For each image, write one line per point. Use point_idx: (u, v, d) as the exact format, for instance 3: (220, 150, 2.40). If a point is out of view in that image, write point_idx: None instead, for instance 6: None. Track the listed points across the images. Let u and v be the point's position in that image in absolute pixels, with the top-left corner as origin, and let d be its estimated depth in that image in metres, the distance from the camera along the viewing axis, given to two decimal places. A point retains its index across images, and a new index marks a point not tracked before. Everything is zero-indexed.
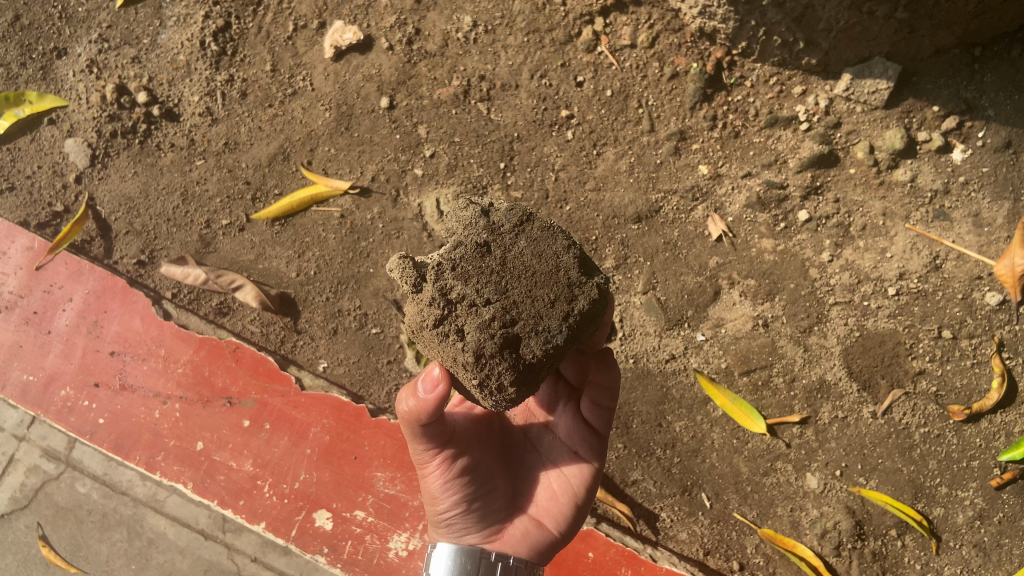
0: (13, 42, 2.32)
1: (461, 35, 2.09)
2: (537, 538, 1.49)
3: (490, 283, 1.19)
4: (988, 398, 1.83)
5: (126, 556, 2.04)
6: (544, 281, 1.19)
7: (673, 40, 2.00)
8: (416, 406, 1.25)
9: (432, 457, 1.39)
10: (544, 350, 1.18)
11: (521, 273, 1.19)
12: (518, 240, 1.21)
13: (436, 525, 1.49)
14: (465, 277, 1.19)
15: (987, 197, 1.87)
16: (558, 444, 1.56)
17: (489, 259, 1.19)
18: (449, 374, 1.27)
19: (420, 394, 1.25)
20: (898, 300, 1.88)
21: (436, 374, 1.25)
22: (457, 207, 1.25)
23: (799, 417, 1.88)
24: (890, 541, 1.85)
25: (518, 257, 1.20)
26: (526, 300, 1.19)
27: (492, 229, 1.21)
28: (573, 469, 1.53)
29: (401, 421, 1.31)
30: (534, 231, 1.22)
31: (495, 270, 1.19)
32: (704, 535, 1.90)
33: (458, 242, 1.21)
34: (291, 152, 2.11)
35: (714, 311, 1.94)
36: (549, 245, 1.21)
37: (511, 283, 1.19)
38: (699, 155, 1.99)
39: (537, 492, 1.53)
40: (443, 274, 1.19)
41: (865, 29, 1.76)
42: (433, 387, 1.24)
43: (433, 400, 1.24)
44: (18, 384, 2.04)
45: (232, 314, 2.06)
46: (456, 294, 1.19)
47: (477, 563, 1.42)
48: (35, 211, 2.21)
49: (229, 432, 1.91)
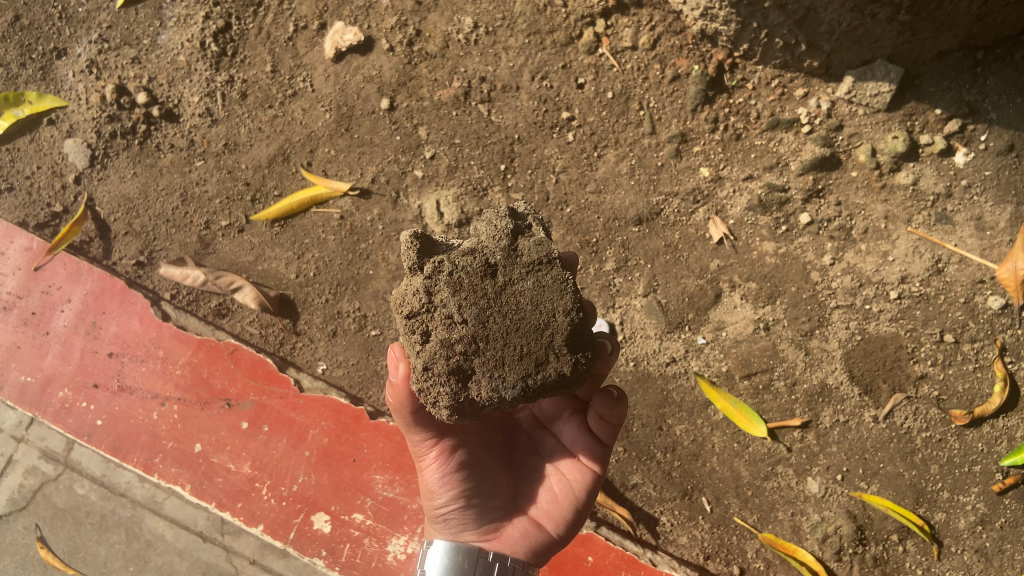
0: (13, 42, 2.32)
1: (462, 36, 2.09)
2: (535, 539, 1.47)
3: (469, 298, 1.17)
4: (990, 402, 1.82)
5: (124, 558, 2.03)
6: (521, 325, 1.17)
7: (675, 42, 1.99)
8: (395, 392, 1.27)
9: (428, 449, 1.39)
10: (489, 396, 1.17)
11: (509, 311, 1.17)
12: (527, 279, 1.18)
13: (433, 521, 1.50)
14: (456, 287, 1.17)
15: (990, 201, 1.86)
16: (561, 447, 1.54)
17: (489, 282, 1.18)
18: (406, 353, 1.26)
19: (393, 379, 1.26)
20: (900, 304, 1.87)
21: (395, 355, 1.25)
22: (495, 215, 1.23)
23: (800, 421, 1.88)
24: (892, 546, 1.84)
25: (511, 289, 1.18)
26: (500, 340, 1.17)
27: (507, 255, 1.19)
28: (574, 473, 1.51)
29: (395, 411, 1.33)
30: (543, 276, 1.19)
31: (488, 295, 1.17)
32: (704, 540, 1.89)
33: (471, 250, 1.20)
34: (291, 153, 2.11)
35: (714, 314, 1.93)
36: (552, 300, 1.18)
37: (492, 313, 1.17)
38: (700, 158, 1.98)
39: (536, 493, 1.52)
40: (439, 274, 1.18)
41: (867, 31, 1.75)
42: (397, 369, 1.25)
43: (399, 381, 1.24)
44: (16, 385, 2.03)
45: (231, 316, 2.06)
46: (437, 298, 1.18)
47: (474, 562, 1.42)
48: (35, 211, 2.20)
49: (227, 434, 1.90)
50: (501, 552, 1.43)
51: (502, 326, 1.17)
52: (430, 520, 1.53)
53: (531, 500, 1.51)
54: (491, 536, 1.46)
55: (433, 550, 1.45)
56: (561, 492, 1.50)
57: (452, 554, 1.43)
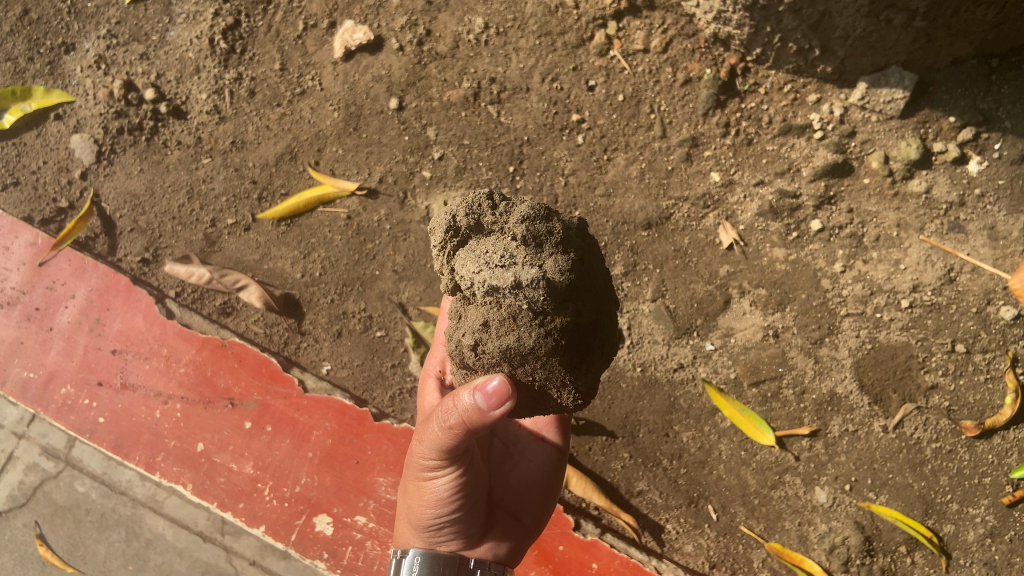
0: (21, 36, 2.31)
1: (472, 37, 2.07)
2: (515, 535, 1.54)
3: (592, 302, 1.12)
4: (1002, 414, 1.80)
5: (124, 556, 2.01)
6: (612, 299, 1.21)
7: (687, 45, 1.98)
8: (477, 415, 1.09)
9: (449, 465, 1.29)
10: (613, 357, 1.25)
11: (601, 288, 1.17)
12: (589, 251, 1.16)
13: (417, 530, 1.42)
14: (578, 296, 1.09)
15: (1002, 210, 1.84)
16: (525, 435, 1.68)
17: (585, 275, 1.11)
18: (512, 386, 1.06)
19: (483, 407, 1.07)
20: (911, 312, 1.85)
21: (503, 387, 1.05)
22: (536, 217, 1.07)
23: (809, 429, 1.86)
24: (900, 558, 1.82)
25: (598, 270, 1.18)
26: (609, 317, 1.19)
27: (577, 240, 1.12)
28: (542, 458, 1.65)
29: (443, 424, 1.15)
30: (593, 245, 1.19)
31: (591, 286, 1.13)
32: (709, 548, 1.87)
33: (563, 257, 1.06)
34: (299, 152, 2.10)
35: (723, 321, 1.91)
36: (602, 258, 1.21)
37: (602, 300, 1.16)
38: (711, 162, 1.97)
39: (510, 485, 1.61)
40: (566, 294, 1.06)
41: (882, 37, 1.73)
42: (498, 403, 1.06)
43: (496, 414, 1.07)
44: (18, 381, 2.02)
45: (235, 314, 2.04)
46: (585, 313, 1.10)
47: (457, 569, 1.41)
48: (40, 207, 2.19)
49: (230, 434, 1.88)
50: (483, 558, 1.45)
51: (612, 309, 1.21)
52: (409, 528, 1.44)
53: (506, 494, 1.59)
54: (477, 538, 1.47)
55: (410, 559, 1.39)
56: (534, 479, 1.63)
57: (431, 566, 1.39)
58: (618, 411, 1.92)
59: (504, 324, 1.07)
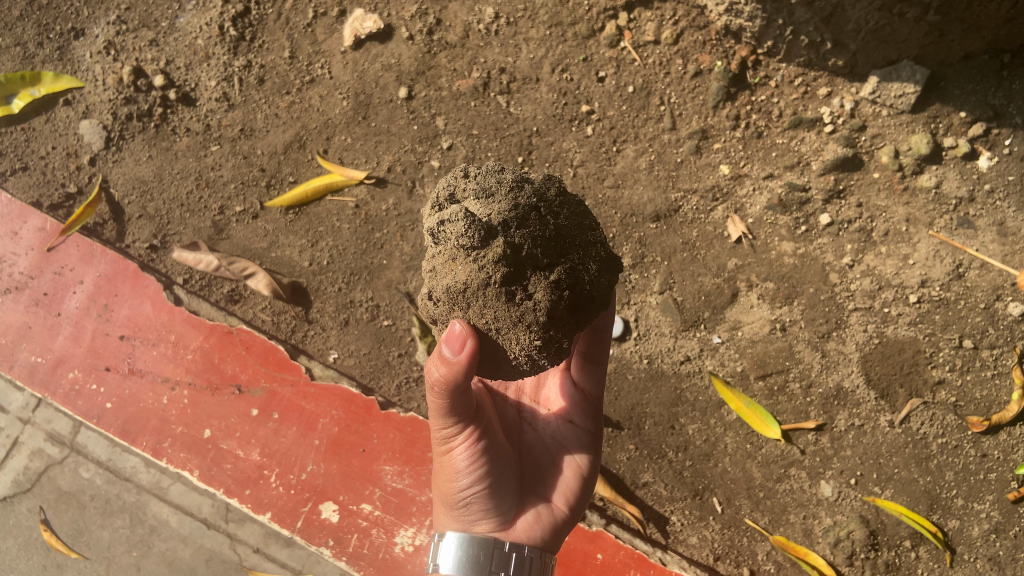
0: (30, 21, 2.30)
1: (483, 26, 2.07)
2: (551, 520, 1.50)
3: (543, 242, 1.07)
4: (1009, 410, 1.79)
5: (128, 542, 2.02)
6: (587, 249, 1.13)
7: (698, 37, 1.97)
8: (448, 368, 1.09)
9: (456, 435, 1.31)
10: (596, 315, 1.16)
11: (573, 241, 1.11)
12: (561, 206, 1.12)
13: (451, 510, 1.45)
14: (523, 238, 1.05)
15: (1012, 206, 1.84)
16: (555, 417, 1.62)
17: (542, 222, 1.08)
18: (473, 328, 1.08)
19: (448, 356, 1.08)
20: (920, 307, 1.85)
21: (458, 329, 1.06)
22: (488, 172, 1.10)
23: (814, 423, 1.86)
24: (904, 552, 1.82)
25: (569, 221, 1.12)
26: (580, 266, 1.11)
27: (539, 194, 1.10)
28: (571, 437, 1.57)
29: (431, 386, 1.16)
30: (573, 202, 1.15)
31: (548, 233, 1.08)
32: (715, 540, 1.87)
33: (510, 204, 1.05)
34: (308, 140, 2.09)
35: (730, 313, 1.91)
36: (586, 217, 1.16)
37: (565, 247, 1.10)
38: (720, 155, 1.96)
39: (540, 467, 1.55)
40: (500, 233, 1.04)
41: (895, 31, 1.72)
42: (459, 346, 1.07)
43: (463, 361, 1.07)
44: (25, 366, 2.02)
45: (243, 302, 2.04)
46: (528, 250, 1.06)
47: (490, 554, 1.41)
48: (49, 192, 2.19)
49: (236, 420, 1.89)
50: (517, 541, 1.44)
51: (584, 256, 1.12)
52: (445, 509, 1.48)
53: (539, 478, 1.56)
54: (511, 519, 1.46)
55: (448, 541, 1.43)
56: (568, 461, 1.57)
57: (468, 546, 1.42)
58: (625, 402, 1.91)
59: (445, 265, 1.09)
